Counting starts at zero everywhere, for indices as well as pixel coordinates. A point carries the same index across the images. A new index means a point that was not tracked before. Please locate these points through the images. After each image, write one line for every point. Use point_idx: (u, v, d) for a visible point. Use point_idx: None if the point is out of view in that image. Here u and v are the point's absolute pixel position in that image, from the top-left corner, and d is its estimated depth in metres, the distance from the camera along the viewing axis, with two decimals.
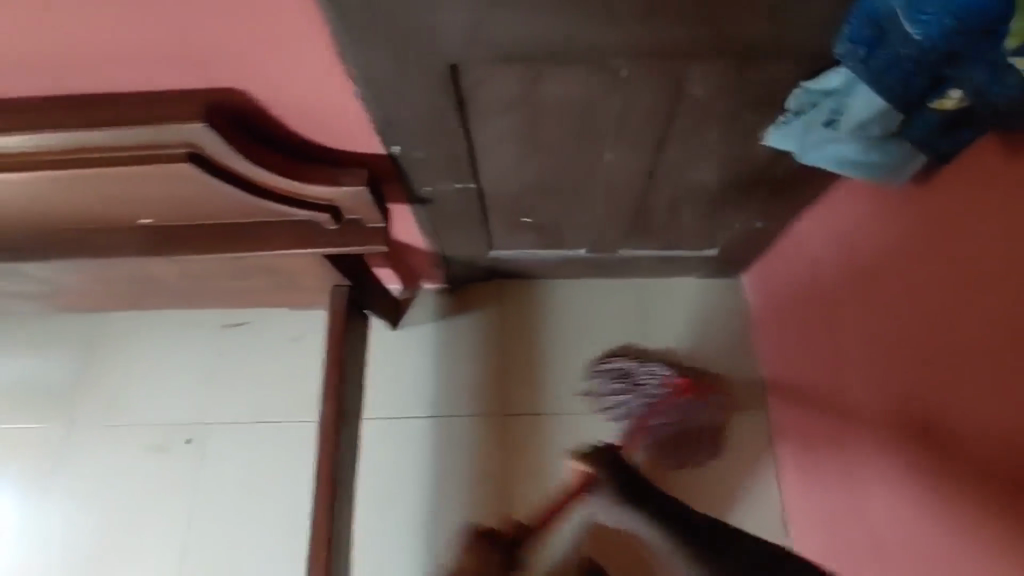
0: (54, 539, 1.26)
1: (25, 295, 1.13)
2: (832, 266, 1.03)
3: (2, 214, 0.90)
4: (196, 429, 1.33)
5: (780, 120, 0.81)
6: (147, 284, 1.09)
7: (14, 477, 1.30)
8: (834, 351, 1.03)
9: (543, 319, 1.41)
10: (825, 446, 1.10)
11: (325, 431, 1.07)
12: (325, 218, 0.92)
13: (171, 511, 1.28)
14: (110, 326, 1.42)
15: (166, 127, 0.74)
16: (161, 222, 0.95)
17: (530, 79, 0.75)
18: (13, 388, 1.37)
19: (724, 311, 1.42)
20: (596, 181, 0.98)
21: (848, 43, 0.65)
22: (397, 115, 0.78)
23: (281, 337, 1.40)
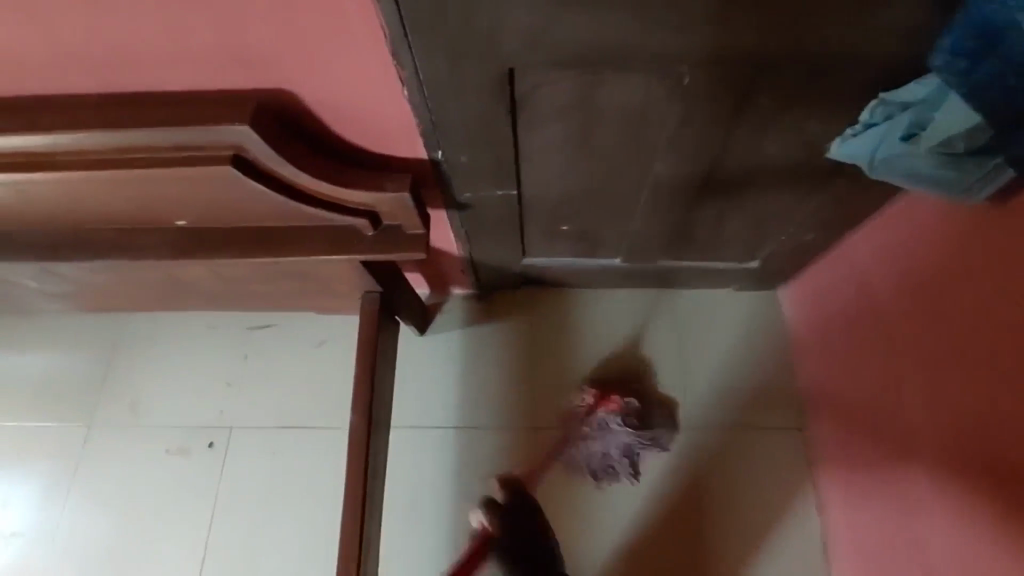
0: (72, 542, 1.24)
1: (52, 295, 1.11)
2: (885, 282, 0.99)
3: (34, 212, 0.88)
4: (218, 432, 1.31)
5: (849, 132, 0.78)
6: (178, 286, 1.07)
7: (34, 477, 1.28)
8: (888, 372, 0.99)
9: (573, 328, 1.38)
10: (873, 469, 1.06)
11: (354, 446, 1.02)
12: (364, 224, 0.89)
13: (193, 516, 1.25)
14: (136, 325, 1.41)
15: (210, 130, 0.71)
16: (194, 224, 0.92)
17: (588, 85, 0.71)
18: (37, 386, 1.35)
19: (759, 325, 1.39)
20: (642, 189, 0.95)
21: (948, 55, 0.63)
22: (447, 118, 0.75)
23: (307, 340, 1.38)
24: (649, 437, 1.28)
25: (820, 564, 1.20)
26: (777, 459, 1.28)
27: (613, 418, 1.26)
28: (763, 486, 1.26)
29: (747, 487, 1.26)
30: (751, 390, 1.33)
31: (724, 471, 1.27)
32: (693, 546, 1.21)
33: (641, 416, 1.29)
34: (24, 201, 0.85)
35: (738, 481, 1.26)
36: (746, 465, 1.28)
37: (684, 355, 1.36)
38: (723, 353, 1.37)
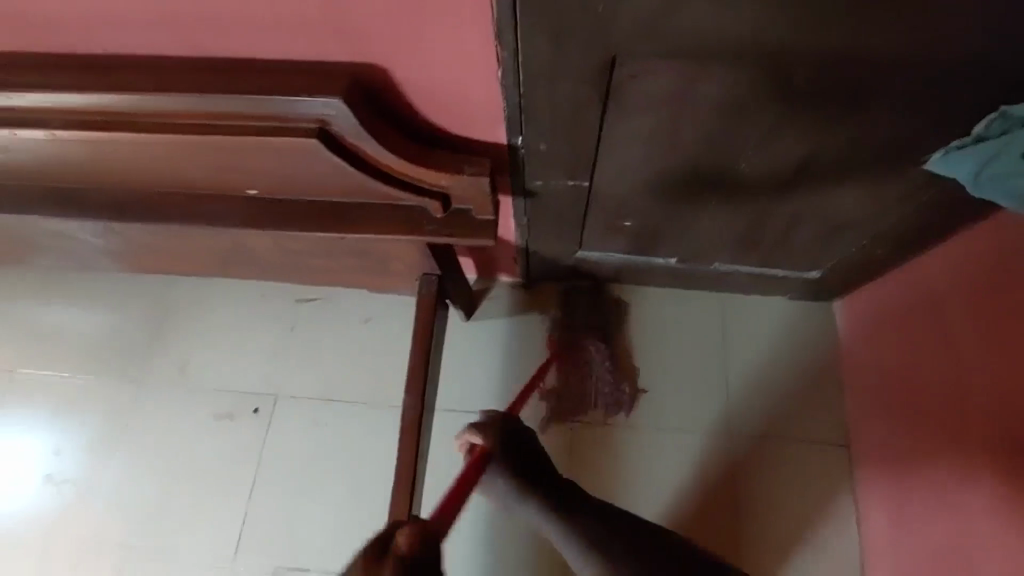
0: (118, 495, 1.27)
1: (114, 253, 1.13)
2: (959, 303, 0.96)
3: (110, 171, 0.89)
4: (262, 399, 1.33)
5: (956, 144, 0.75)
6: (239, 253, 1.07)
7: (84, 429, 1.32)
8: (958, 396, 0.97)
9: (620, 323, 1.36)
10: (929, 491, 1.04)
11: (407, 424, 1.03)
12: (435, 206, 0.88)
13: (234, 479, 1.28)
14: (186, 289, 1.43)
15: (302, 103, 0.71)
16: (265, 194, 0.92)
17: (688, 79, 0.69)
18: (89, 342, 1.38)
19: (812, 336, 1.35)
20: (718, 188, 0.92)
21: None
22: (537, 104, 0.74)
23: (352, 316, 1.39)
24: (685, 447, 1.28)
25: None
26: (821, 475, 1.26)
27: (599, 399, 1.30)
28: (803, 499, 1.25)
29: (787, 502, 1.24)
30: (797, 401, 1.31)
31: (765, 484, 1.25)
32: (729, 554, 1.21)
33: (672, 427, 1.29)
34: (104, 159, 0.86)
35: (779, 494, 1.25)
36: (788, 477, 1.26)
37: (730, 361, 1.34)
38: (772, 363, 1.34)
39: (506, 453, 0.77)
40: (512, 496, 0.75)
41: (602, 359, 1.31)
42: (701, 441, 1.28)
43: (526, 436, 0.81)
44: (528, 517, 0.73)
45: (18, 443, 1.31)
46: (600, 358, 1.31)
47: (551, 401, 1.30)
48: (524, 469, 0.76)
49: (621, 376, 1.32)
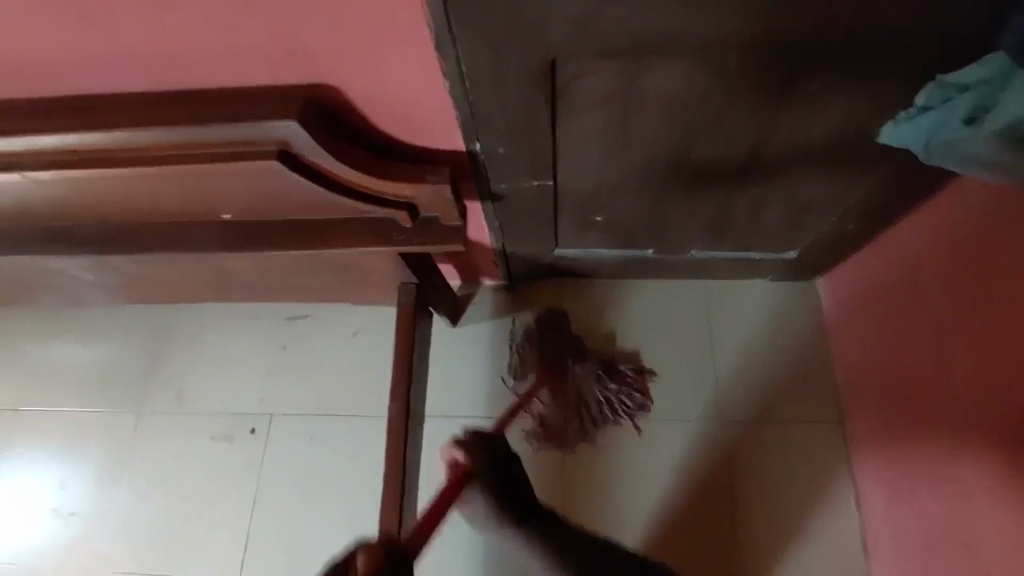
0: (124, 524, 1.30)
1: (102, 287, 1.16)
2: (934, 272, 0.97)
3: (86, 207, 0.91)
4: (259, 419, 1.35)
5: (902, 115, 0.76)
6: (221, 276, 1.10)
7: (88, 462, 1.35)
8: (940, 365, 0.97)
9: (605, 318, 1.37)
10: (921, 463, 1.05)
11: (394, 432, 1.05)
12: (403, 216, 0.90)
13: (236, 500, 1.30)
14: (178, 317, 1.45)
15: (260, 126, 0.73)
16: (238, 217, 0.94)
17: (631, 74, 0.71)
18: (88, 376, 1.41)
19: (797, 317, 1.36)
20: (680, 177, 0.94)
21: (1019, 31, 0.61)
22: (487, 110, 0.75)
23: (341, 331, 1.41)
24: (678, 436, 1.28)
25: (858, 558, 1.19)
26: (815, 454, 1.26)
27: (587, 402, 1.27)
28: (799, 480, 1.25)
29: (784, 484, 1.25)
30: (788, 382, 1.31)
31: (761, 468, 1.26)
32: (728, 539, 1.21)
33: (663, 417, 1.30)
34: (78, 196, 0.88)
35: (774, 476, 1.25)
36: (783, 458, 1.26)
37: (718, 347, 1.34)
38: (760, 346, 1.34)
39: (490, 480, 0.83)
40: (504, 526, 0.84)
41: (600, 386, 1.27)
42: (693, 428, 1.29)
43: (506, 458, 0.86)
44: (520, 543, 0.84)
45: (24, 480, 1.34)
46: (598, 384, 1.27)
47: (547, 432, 1.27)
48: (505, 493, 0.84)
49: (620, 399, 1.28)
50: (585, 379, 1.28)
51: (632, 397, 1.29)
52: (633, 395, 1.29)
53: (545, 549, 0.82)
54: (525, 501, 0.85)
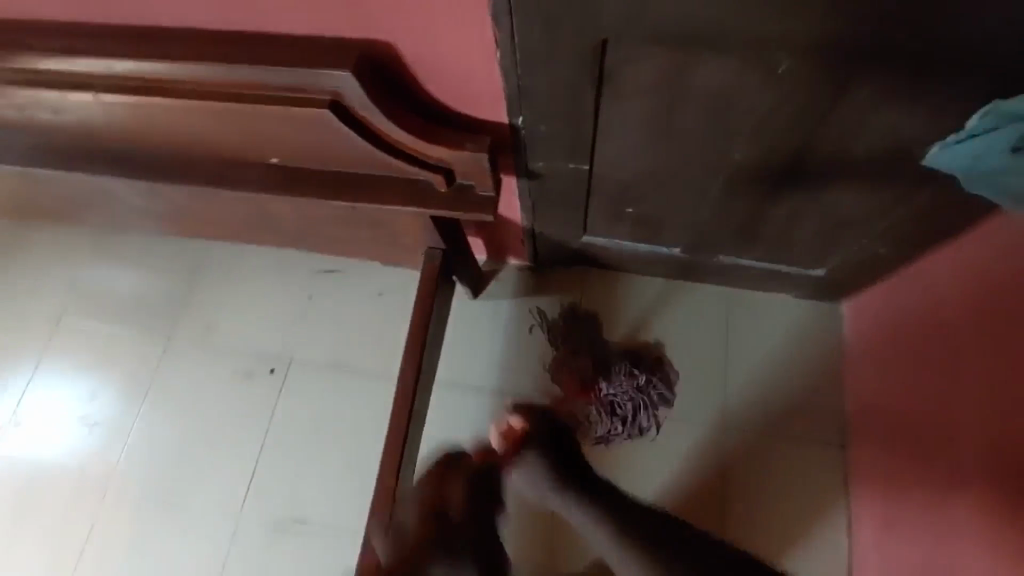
0: (143, 442, 1.38)
1: (152, 215, 1.23)
2: (958, 307, 0.95)
3: (147, 134, 0.97)
4: (279, 361, 1.42)
5: (952, 138, 0.76)
6: (262, 218, 1.15)
7: (117, 378, 1.43)
8: (950, 400, 0.96)
9: (624, 310, 1.38)
10: (916, 497, 1.04)
11: (403, 388, 1.10)
12: (439, 181, 0.93)
13: (248, 435, 1.37)
14: (214, 256, 1.52)
15: (317, 75, 0.77)
16: (285, 162, 0.99)
17: (680, 65, 0.72)
18: (126, 300, 1.50)
19: (817, 336, 1.34)
20: (715, 176, 0.94)
21: None
22: (534, 86, 0.77)
23: (366, 288, 1.45)
24: (678, 436, 1.29)
25: None
26: (813, 475, 1.26)
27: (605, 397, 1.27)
28: (794, 497, 1.25)
29: (777, 500, 1.25)
30: (797, 399, 1.31)
31: (756, 481, 1.26)
32: None
33: (667, 415, 1.31)
34: (141, 123, 0.94)
35: (770, 490, 1.25)
36: (780, 473, 1.26)
37: (731, 355, 1.34)
38: (774, 360, 1.34)
39: (545, 449, 1.00)
40: (562, 503, 0.99)
41: (629, 381, 1.28)
42: (694, 431, 1.30)
43: (560, 435, 1.05)
44: (575, 518, 0.98)
45: (58, 388, 1.44)
46: (619, 378, 1.28)
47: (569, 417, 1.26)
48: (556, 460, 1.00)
49: (647, 393, 1.29)
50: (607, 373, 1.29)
51: (656, 390, 1.29)
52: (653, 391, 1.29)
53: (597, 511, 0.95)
54: (582, 477, 1.00)
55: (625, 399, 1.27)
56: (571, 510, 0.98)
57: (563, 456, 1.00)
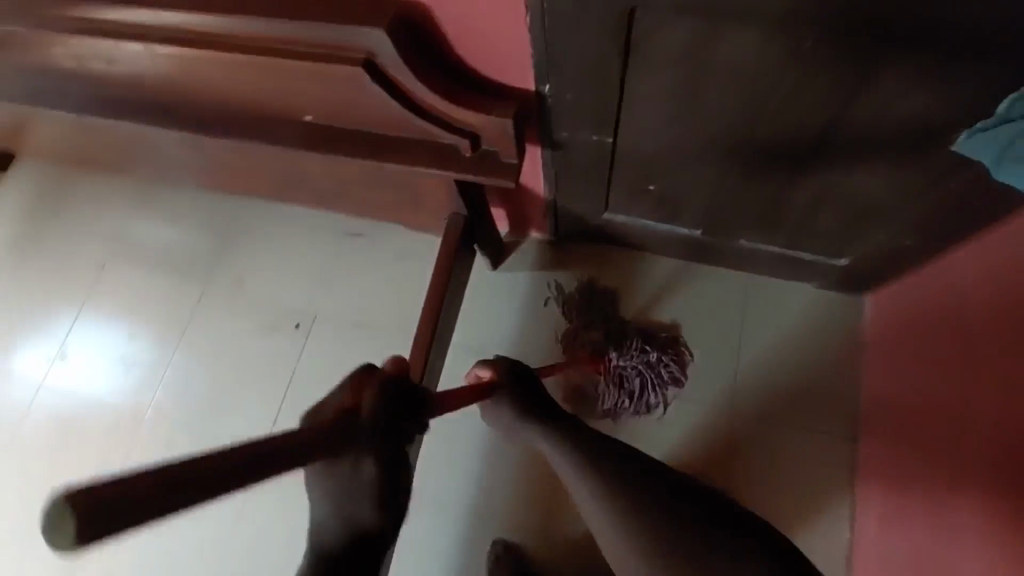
0: (175, 385, 1.47)
1: (195, 168, 1.30)
2: (981, 304, 0.94)
3: (191, 88, 1.02)
4: (304, 316, 1.48)
5: (980, 125, 0.75)
6: (295, 175, 1.20)
7: (154, 324, 1.52)
8: (964, 395, 0.95)
9: (641, 289, 1.39)
10: (920, 493, 1.03)
11: (419, 346, 1.14)
12: (465, 145, 0.96)
13: (272, 384, 1.44)
14: (249, 213, 1.59)
15: (353, 33, 0.79)
16: (319, 121, 1.03)
17: (706, 37, 0.72)
18: (166, 251, 1.58)
19: (836, 328, 1.33)
20: (739, 155, 0.94)
21: None
22: (560, 53, 0.79)
23: (390, 253, 1.50)
24: (684, 416, 1.31)
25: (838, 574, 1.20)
26: (820, 466, 1.26)
27: (616, 374, 1.27)
28: (798, 486, 1.25)
29: (780, 488, 1.26)
30: (809, 389, 1.30)
31: (761, 468, 1.27)
32: None
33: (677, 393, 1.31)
34: (186, 76, 0.98)
35: (773, 477, 1.26)
36: (786, 461, 1.27)
37: (746, 341, 1.34)
38: (788, 349, 1.33)
39: (512, 385, 0.90)
40: (535, 441, 0.85)
41: (640, 355, 1.28)
42: (701, 413, 1.31)
43: (530, 377, 0.93)
44: (550, 461, 0.82)
45: (101, 329, 1.53)
46: (631, 357, 1.27)
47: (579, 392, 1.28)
48: (524, 397, 0.89)
49: (657, 370, 1.28)
50: (618, 352, 1.28)
51: (667, 369, 1.29)
52: (666, 369, 1.29)
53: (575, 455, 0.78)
54: (559, 416, 0.86)
55: (638, 377, 1.27)
56: (544, 447, 0.83)
57: (536, 395, 0.90)
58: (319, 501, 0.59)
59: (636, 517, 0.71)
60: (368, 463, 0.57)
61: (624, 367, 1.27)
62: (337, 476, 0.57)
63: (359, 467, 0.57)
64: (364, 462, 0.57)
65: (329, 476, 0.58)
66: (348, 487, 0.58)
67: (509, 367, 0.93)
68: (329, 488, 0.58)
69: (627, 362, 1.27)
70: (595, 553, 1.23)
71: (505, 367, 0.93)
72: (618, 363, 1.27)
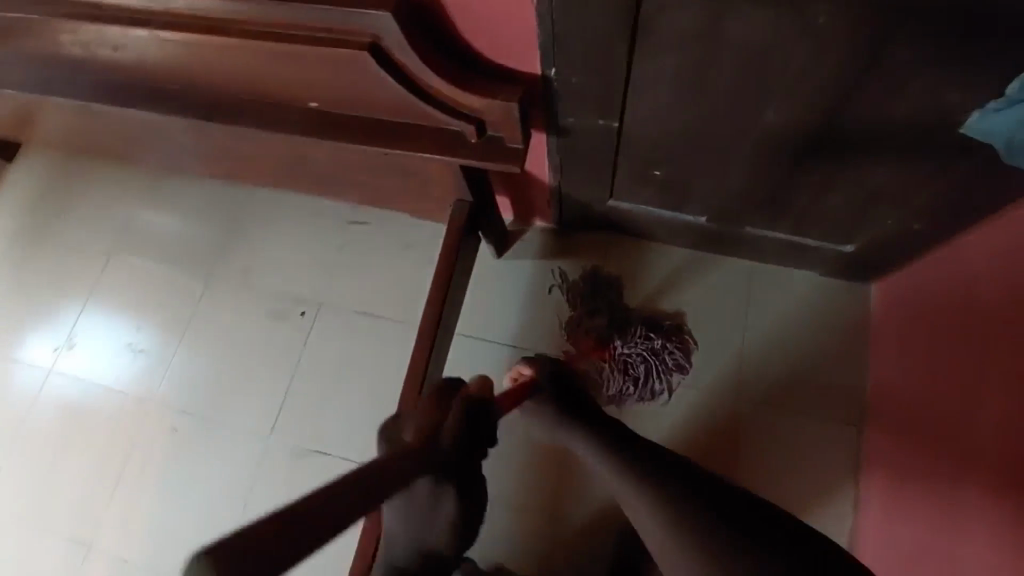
0: (181, 373, 1.48)
1: (199, 155, 1.29)
2: (990, 289, 0.93)
3: (195, 73, 1.02)
4: (309, 304, 1.48)
5: (991, 107, 0.74)
6: (300, 162, 1.20)
7: (159, 313, 1.53)
8: (971, 380, 0.95)
9: (646, 277, 1.38)
10: (926, 479, 1.03)
11: (424, 332, 1.15)
12: (470, 130, 0.95)
13: (278, 372, 1.45)
14: (253, 203, 1.59)
15: (357, 16, 0.79)
16: (323, 107, 1.03)
17: (714, 16, 0.71)
18: (171, 240, 1.58)
19: (842, 315, 1.33)
20: (746, 140, 0.94)
21: None
22: (566, 35, 0.78)
23: (394, 241, 1.50)
24: (689, 402, 1.31)
25: None
26: (824, 452, 1.26)
27: (620, 361, 1.27)
28: (802, 473, 1.26)
29: (784, 474, 1.26)
30: (814, 376, 1.30)
31: (765, 455, 1.27)
32: None
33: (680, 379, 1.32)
34: (190, 61, 0.98)
35: (777, 464, 1.27)
36: (790, 448, 1.27)
37: (751, 328, 1.34)
38: (793, 337, 1.33)
39: (552, 386, 0.92)
40: (575, 443, 0.85)
41: (643, 342, 1.28)
42: (706, 399, 1.31)
43: (569, 377, 0.96)
44: (591, 464, 0.82)
45: (107, 318, 1.54)
46: (635, 344, 1.28)
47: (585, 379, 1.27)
48: (564, 398, 0.90)
49: (661, 356, 1.29)
50: (621, 339, 1.29)
51: (671, 356, 1.30)
52: (671, 356, 1.30)
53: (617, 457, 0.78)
54: (598, 417, 0.87)
55: (642, 364, 1.27)
56: (584, 449, 0.83)
57: (574, 397, 0.92)
58: (398, 519, 0.69)
59: (683, 521, 0.69)
60: (447, 492, 0.67)
61: (629, 354, 1.27)
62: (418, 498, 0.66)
63: (440, 495, 0.66)
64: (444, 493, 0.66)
65: (414, 503, 0.67)
66: (420, 513, 0.67)
67: (550, 366, 0.96)
68: (404, 516, 0.68)
69: (632, 349, 1.27)
70: (599, 538, 1.25)
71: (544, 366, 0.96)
72: (623, 350, 1.27)
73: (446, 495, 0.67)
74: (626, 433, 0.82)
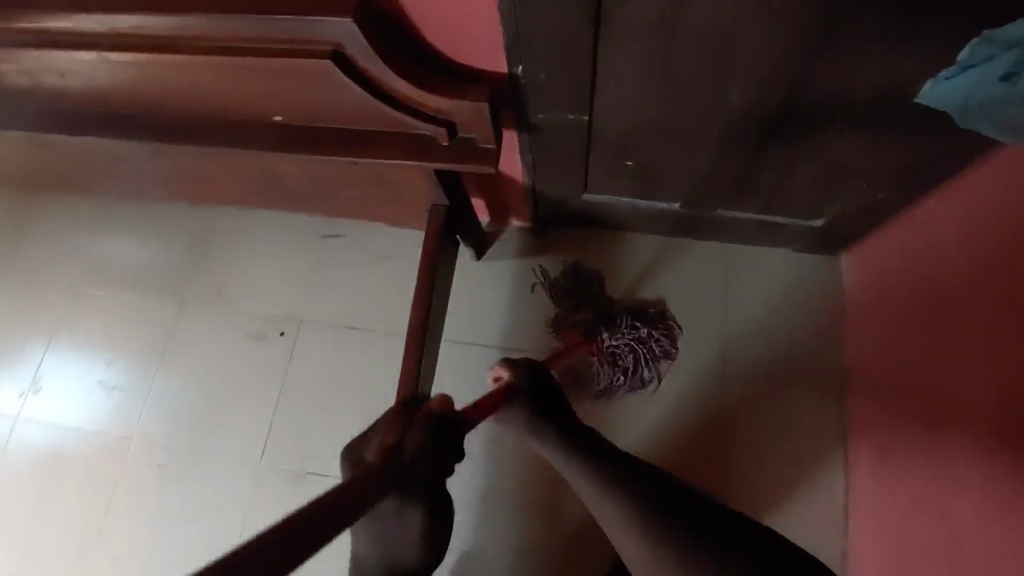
0: (159, 405, 1.42)
1: (162, 179, 1.25)
2: (956, 249, 0.97)
3: (151, 94, 0.98)
4: (289, 323, 1.45)
5: (942, 76, 0.78)
6: (268, 178, 1.17)
7: (132, 344, 1.47)
8: (945, 340, 0.99)
9: (625, 266, 1.40)
10: (912, 437, 1.07)
11: (411, 340, 1.13)
12: (441, 133, 0.95)
13: (262, 395, 1.41)
14: (221, 223, 1.55)
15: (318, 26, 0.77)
16: (289, 120, 1.00)
17: (675, 4, 0.72)
18: (137, 269, 1.53)
19: (816, 287, 1.37)
20: (714, 123, 0.95)
21: None
22: (531, 31, 0.78)
23: (371, 252, 1.48)
24: (678, 386, 1.33)
25: (838, 524, 1.24)
26: (812, 422, 1.30)
27: (608, 352, 1.24)
28: (794, 444, 1.29)
29: (776, 447, 1.29)
30: (796, 350, 1.34)
31: (756, 430, 1.30)
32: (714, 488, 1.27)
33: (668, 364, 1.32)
34: (144, 82, 0.95)
35: (769, 438, 1.29)
36: (780, 421, 1.30)
37: (731, 308, 1.37)
38: (773, 313, 1.36)
39: (528, 395, 0.88)
40: (551, 457, 0.83)
41: (631, 331, 1.25)
42: (694, 382, 1.33)
43: (546, 379, 0.92)
44: (570, 479, 0.80)
45: (75, 355, 1.47)
46: (622, 333, 1.24)
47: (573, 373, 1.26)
48: (541, 406, 0.87)
49: (649, 345, 1.27)
50: (609, 329, 1.25)
51: (658, 343, 1.28)
52: (658, 342, 1.29)
53: (595, 474, 0.77)
54: (575, 429, 0.84)
55: (630, 354, 1.24)
56: (562, 464, 0.81)
57: (551, 403, 0.88)
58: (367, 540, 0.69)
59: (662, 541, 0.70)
60: (412, 512, 0.67)
61: (616, 344, 1.23)
62: (383, 519, 0.67)
63: (405, 512, 0.67)
64: (409, 510, 0.67)
65: (379, 521, 0.67)
66: (390, 531, 0.68)
67: (526, 370, 0.91)
68: (374, 535, 0.68)
69: (619, 337, 1.24)
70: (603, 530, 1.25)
71: (520, 369, 0.92)
72: (611, 340, 1.23)
73: (412, 510, 0.67)
74: (604, 446, 0.81)
